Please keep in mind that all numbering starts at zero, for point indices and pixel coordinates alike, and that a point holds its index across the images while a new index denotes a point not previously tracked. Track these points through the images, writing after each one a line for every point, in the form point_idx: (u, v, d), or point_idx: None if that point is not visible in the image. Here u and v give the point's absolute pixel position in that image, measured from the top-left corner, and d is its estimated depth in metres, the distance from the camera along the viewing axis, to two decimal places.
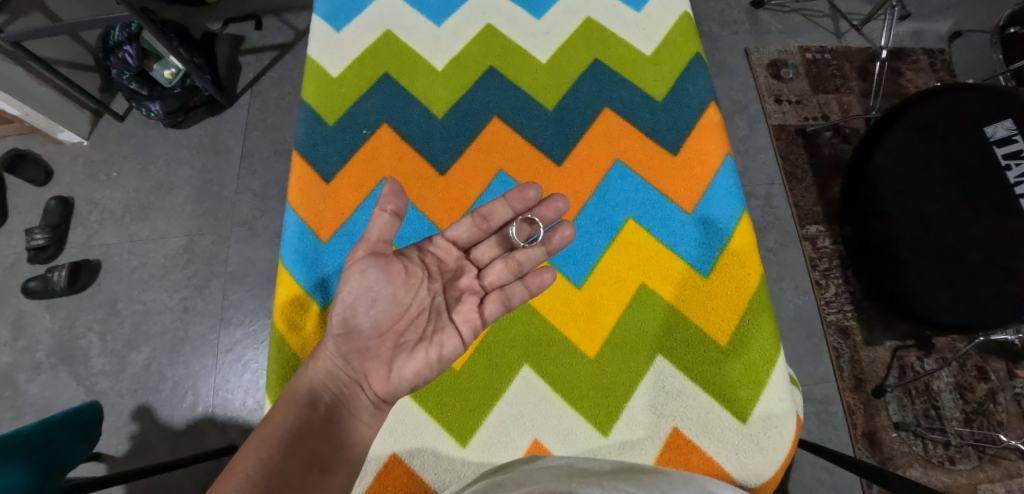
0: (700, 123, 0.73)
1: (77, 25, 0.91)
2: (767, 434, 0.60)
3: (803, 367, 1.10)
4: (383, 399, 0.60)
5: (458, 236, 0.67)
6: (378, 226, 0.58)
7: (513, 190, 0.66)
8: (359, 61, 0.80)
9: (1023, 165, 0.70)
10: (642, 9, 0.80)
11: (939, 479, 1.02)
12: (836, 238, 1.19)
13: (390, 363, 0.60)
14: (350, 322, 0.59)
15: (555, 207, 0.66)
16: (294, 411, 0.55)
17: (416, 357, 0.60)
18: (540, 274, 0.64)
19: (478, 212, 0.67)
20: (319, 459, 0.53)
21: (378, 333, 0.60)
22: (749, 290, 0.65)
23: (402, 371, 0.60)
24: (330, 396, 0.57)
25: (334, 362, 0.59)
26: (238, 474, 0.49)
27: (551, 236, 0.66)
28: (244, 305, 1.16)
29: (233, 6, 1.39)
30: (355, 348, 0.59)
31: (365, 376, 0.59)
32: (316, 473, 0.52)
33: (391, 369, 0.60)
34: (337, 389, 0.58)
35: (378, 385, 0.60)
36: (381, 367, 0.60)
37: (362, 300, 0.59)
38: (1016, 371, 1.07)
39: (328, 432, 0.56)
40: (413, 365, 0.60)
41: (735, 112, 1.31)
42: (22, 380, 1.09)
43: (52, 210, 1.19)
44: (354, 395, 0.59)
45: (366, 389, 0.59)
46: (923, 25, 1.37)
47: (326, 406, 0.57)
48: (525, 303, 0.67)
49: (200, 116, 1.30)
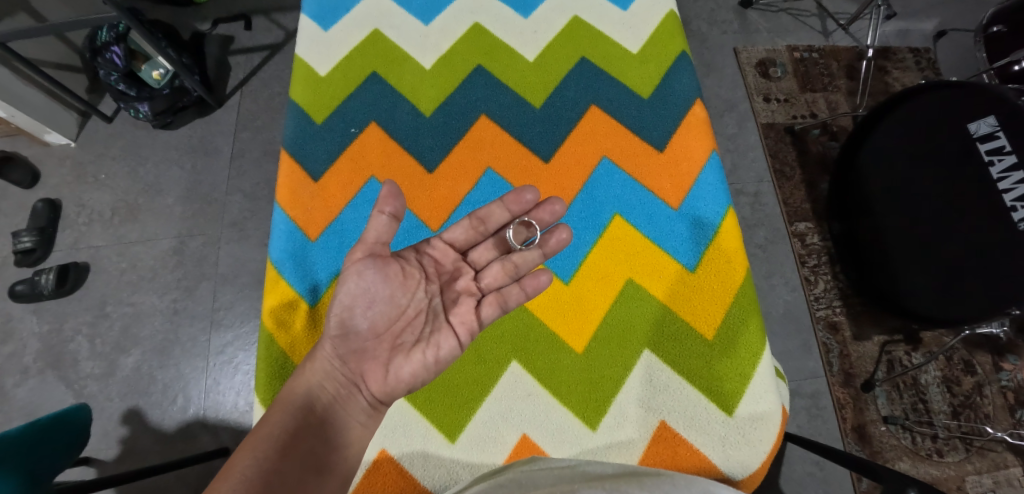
0: (686, 120, 0.74)
1: (62, 25, 0.90)
2: (754, 427, 0.61)
3: (793, 362, 1.11)
4: (379, 400, 0.60)
5: (454, 237, 0.68)
6: (376, 228, 0.58)
7: (510, 193, 0.66)
8: (347, 60, 0.80)
9: (1005, 160, 0.71)
10: (629, 8, 0.80)
11: (928, 472, 1.03)
12: (825, 235, 1.20)
13: (387, 364, 0.60)
14: (348, 323, 0.59)
15: (552, 210, 0.66)
16: (291, 412, 0.55)
17: (414, 358, 0.60)
18: (537, 276, 0.64)
19: (474, 214, 0.67)
20: (314, 460, 0.53)
21: (376, 335, 0.60)
22: (735, 284, 0.66)
23: (399, 372, 0.59)
24: (327, 397, 0.57)
25: (332, 362, 0.59)
26: (234, 474, 0.49)
27: (548, 238, 0.66)
28: (235, 307, 1.15)
29: (222, 6, 1.38)
30: (353, 349, 0.59)
31: (361, 376, 0.59)
32: (313, 473, 0.52)
33: (388, 370, 0.59)
34: (333, 390, 0.58)
35: (375, 385, 0.59)
36: (378, 368, 0.59)
37: (359, 302, 0.59)
38: (1002, 364, 1.09)
39: (324, 433, 0.56)
40: (410, 366, 0.60)
41: (724, 111, 1.32)
42: (10, 385, 1.08)
43: (39, 212, 1.18)
44: (351, 395, 0.59)
45: (363, 390, 0.59)
46: (909, 24, 1.39)
47: (322, 407, 0.57)
48: (523, 307, 0.67)
49: (189, 117, 1.29)
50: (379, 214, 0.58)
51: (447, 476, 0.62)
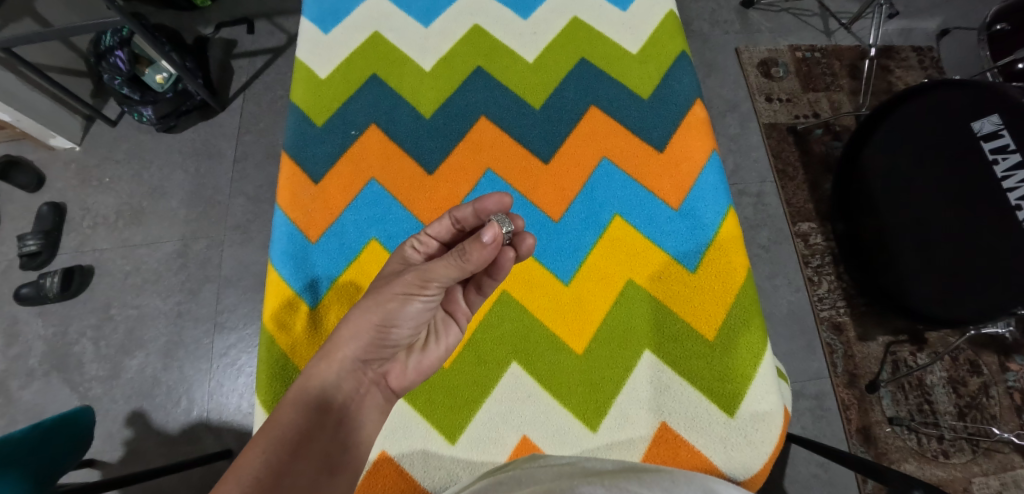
0: (686, 120, 0.74)
1: (67, 30, 0.91)
2: (756, 427, 0.61)
3: (797, 363, 1.11)
4: (395, 393, 0.61)
5: (434, 232, 0.62)
6: (473, 257, 0.53)
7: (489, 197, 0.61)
8: (348, 63, 0.80)
9: (1010, 157, 0.70)
10: (629, 8, 0.80)
11: (934, 473, 1.02)
12: (828, 235, 1.19)
13: (405, 360, 0.62)
14: (387, 335, 0.58)
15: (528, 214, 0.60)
16: (300, 409, 0.55)
17: (429, 351, 0.62)
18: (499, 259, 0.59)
19: (457, 211, 0.61)
20: (327, 460, 0.53)
21: (406, 340, 0.60)
22: (736, 284, 0.65)
23: (417, 367, 0.62)
24: (341, 397, 0.57)
25: (354, 363, 0.58)
26: (246, 475, 0.49)
27: (522, 238, 0.60)
28: (239, 309, 1.16)
29: (226, 11, 1.39)
30: (379, 354, 0.59)
31: (383, 375, 0.61)
32: (325, 474, 0.52)
33: (407, 365, 0.61)
34: (351, 388, 0.58)
35: (394, 381, 0.61)
36: (397, 364, 0.61)
37: (406, 321, 0.58)
38: (1008, 365, 1.08)
39: (337, 433, 0.56)
40: (428, 360, 0.62)
41: (726, 111, 1.31)
42: (15, 387, 1.09)
43: (45, 216, 1.19)
44: (368, 394, 0.59)
45: (380, 384, 0.60)
46: (912, 23, 1.38)
47: (337, 407, 0.57)
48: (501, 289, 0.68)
49: (192, 121, 1.30)
50: (476, 243, 0.53)
51: (448, 477, 0.61)
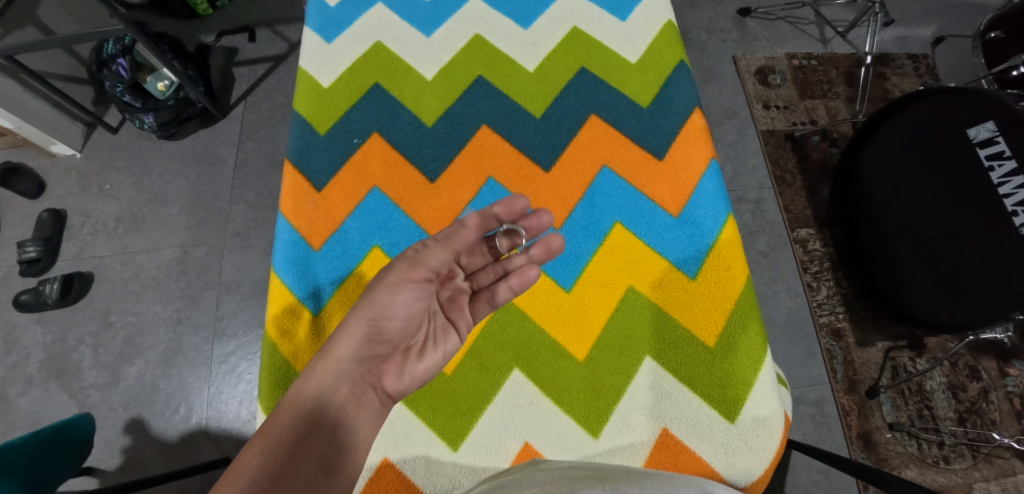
0: (685, 128, 0.74)
1: (70, 38, 0.92)
2: (756, 433, 0.61)
3: (796, 369, 1.11)
4: (391, 398, 0.61)
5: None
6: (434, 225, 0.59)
7: (501, 203, 0.66)
8: (349, 73, 0.81)
9: (1005, 165, 0.72)
10: (627, 18, 0.81)
11: (935, 479, 1.02)
12: (826, 241, 1.20)
13: (402, 364, 0.61)
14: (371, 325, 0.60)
15: (540, 220, 0.67)
16: (297, 414, 0.55)
17: (427, 357, 0.62)
18: (524, 272, 0.65)
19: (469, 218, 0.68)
20: (325, 462, 0.53)
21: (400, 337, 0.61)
22: (735, 291, 0.66)
23: (414, 370, 0.61)
24: (339, 399, 0.57)
25: (348, 363, 0.59)
26: (244, 476, 0.49)
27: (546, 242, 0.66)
28: (238, 316, 1.16)
29: (228, 19, 1.40)
30: (372, 351, 0.60)
31: (378, 377, 0.60)
32: (323, 476, 0.52)
33: (403, 369, 0.61)
34: (346, 391, 0.58)
35: (389, 384, 0.61)
36: (393, 368, 0.61)
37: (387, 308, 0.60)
38: (1007, 370, 1.08)
39: (336, 436, 0.56)
40: (423, 365, 0.62)
41: (724, 118, 1.32)
42: (13, 394, 1.09)
43: (45, 222, 1.19)
44: (364, 396, 0.59)
45: (377, 389, 0.60)
46: (907, 31, 1.40)
47: (334, 409, 0.57)
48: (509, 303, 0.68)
49: (193, 129, 1.30)
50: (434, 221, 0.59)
51: (449, 484, 0.62)
